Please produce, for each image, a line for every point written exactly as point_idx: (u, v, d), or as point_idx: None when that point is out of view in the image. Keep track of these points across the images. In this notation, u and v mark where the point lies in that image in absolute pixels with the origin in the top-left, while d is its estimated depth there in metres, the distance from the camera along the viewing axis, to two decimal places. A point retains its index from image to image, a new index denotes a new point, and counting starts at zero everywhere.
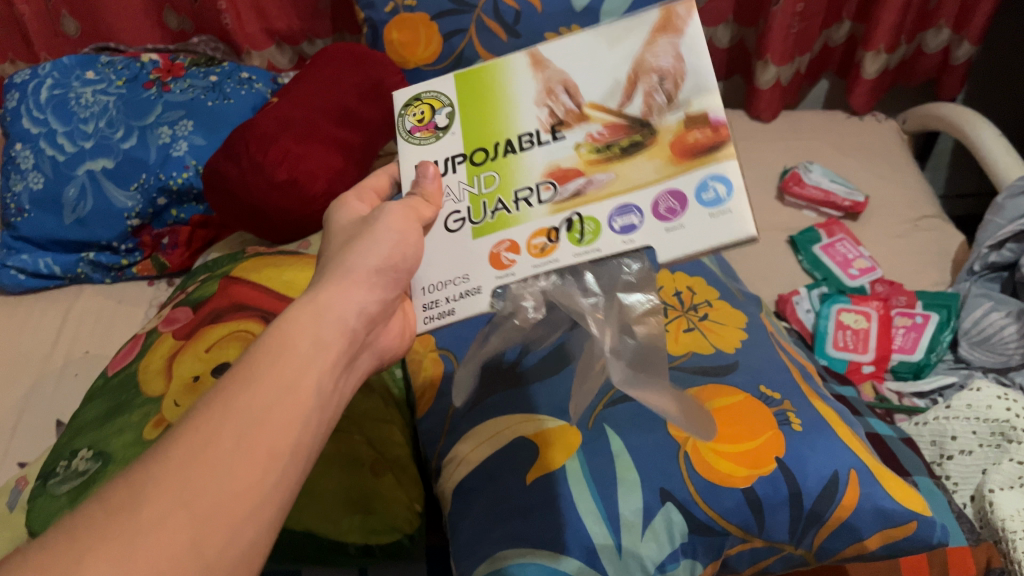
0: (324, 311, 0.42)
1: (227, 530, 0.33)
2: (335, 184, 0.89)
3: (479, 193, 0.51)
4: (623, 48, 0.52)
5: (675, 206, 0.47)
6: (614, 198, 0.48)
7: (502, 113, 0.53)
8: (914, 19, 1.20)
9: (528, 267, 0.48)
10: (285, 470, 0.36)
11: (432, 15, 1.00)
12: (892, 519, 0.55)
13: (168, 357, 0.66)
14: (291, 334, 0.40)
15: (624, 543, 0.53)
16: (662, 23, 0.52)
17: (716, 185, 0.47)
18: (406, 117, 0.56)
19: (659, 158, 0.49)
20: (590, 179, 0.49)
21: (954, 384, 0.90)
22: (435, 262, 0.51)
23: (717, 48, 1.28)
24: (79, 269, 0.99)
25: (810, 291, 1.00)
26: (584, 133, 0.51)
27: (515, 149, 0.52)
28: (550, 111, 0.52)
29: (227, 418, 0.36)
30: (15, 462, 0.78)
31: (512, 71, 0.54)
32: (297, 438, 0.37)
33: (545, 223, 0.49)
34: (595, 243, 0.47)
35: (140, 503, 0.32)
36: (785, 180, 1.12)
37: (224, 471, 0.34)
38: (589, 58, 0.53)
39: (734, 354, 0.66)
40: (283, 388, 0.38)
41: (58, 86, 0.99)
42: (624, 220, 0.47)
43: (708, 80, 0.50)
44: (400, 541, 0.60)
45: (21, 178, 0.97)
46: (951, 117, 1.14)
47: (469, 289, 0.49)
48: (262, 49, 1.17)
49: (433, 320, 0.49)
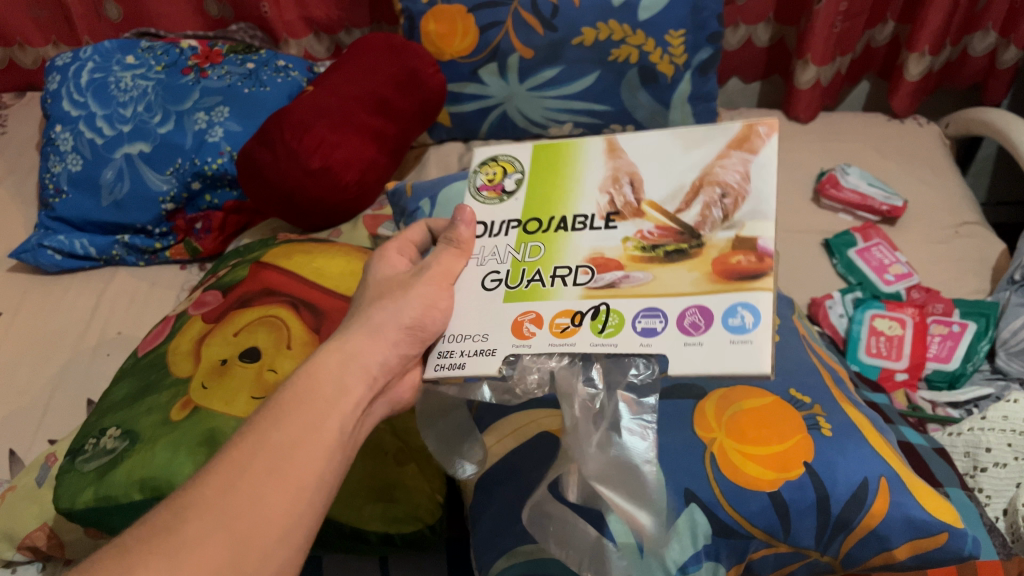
0: (348, 357, 0.48)
1: (261, 550, 0.39)
2: (365, 173, 0.92)
3: (523, 260, 0.54)
4: (696, 155, 0.55)
5: (700, 321, 0.46)
6: (644, 299, 0.48)
7: (564, 193, 0.56)
8: (960, 22, 1.18)
9: (546, 342, 0.48)
10: (312, 500, 0.42)
11: (469, 8, 1.00)
12: (923, 529, 0.54)
13: (198, 340, 0.66)
14: (316, 379, 0.46)
15: (646, 542, 0.53)
16: (741, 139, 0.55)
17: (743, 313, 0.46)
18: (479, 176, 0.60)
19: (698, 271, 0.49)
20: (628, 274, 0.50)
21: (990, 396, 0.88)
22: (462, 313, 0.52)
23: (757, 47, 1.26)
24: (114, 251, 1.00)
25: (844, 296, 0.98)
26: (637, 227, 0.53)
27: (567, 228, 0.54)
28: (609, 199, 0.55)
29: (258, 452, 0.42)
30: (46, 438, 0.80)
31: (589, 153, 0.58)
32: (321, 473, 0.43)
33: (574, 305, 0.50)
34: (613, 338, 0.47)
35: (183, 523, 0.38)
36: (821, 182, 1.10)
37: (259, 499, 0.40)
38: (662, 155, 0.57)
39: (766, 356, 0.64)
40: (307, 427, 0.44)
41: (99, 70, 1.01)
42: (647, 322, 0.47)
43: (767, 208, 0.51)
44: (422, 531, 0.60)
45: (60, 159, 0.99)
46: (996, 122, 1.11)
47: (484, 348, 0.49)
48: (300, 37, 1.18)
49: (442, 370, 0.49)
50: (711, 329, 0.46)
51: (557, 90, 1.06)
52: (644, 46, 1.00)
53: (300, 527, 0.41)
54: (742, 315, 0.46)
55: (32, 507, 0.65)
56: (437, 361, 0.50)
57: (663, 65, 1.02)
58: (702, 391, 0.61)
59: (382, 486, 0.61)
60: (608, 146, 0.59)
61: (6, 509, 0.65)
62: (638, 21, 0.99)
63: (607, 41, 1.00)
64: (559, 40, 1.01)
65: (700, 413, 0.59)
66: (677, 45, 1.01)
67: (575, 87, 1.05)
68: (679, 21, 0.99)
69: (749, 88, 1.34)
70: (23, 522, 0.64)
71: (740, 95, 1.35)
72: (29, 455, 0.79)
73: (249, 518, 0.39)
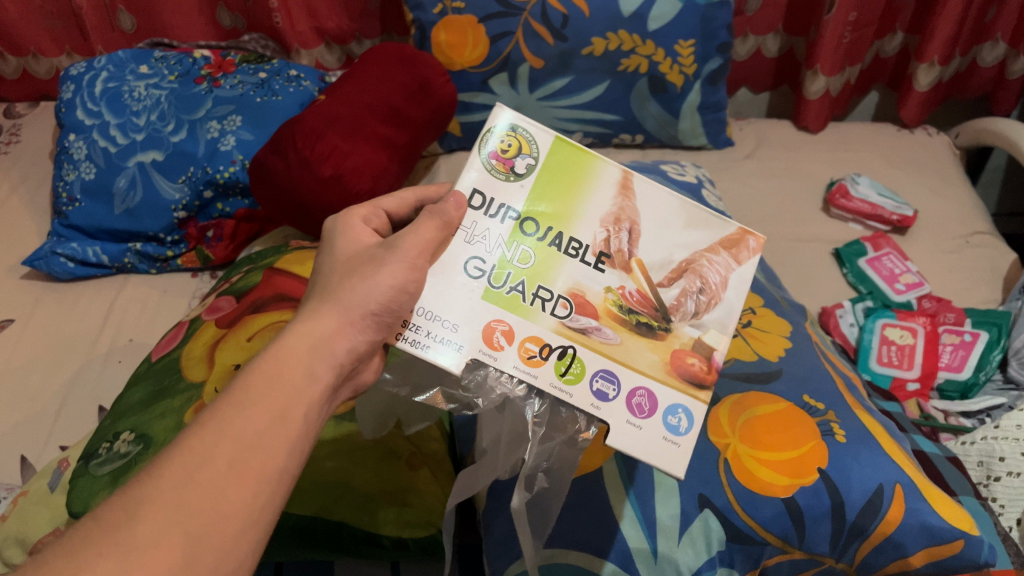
0: (319, 343, 0.44)
1: (218, 550, 0.36)
2: (377, 182, 0.91)
3: (510, 261, 0.51)
4: (693, 234, 0.54)
5: (645, 406, 0.49)
6: (604, 359, 0.50)
7: (564, 207, 0.53)
8: (969, 32, 1.18)
9: (510, 363, 0.49)
10: (272, 492, 0.39)
11: (480, 18, 1.00)
12: (939, 537, 0.53)
13: (211, 345, 0.67)
14: (286, 363, 0.42)
15: (660, 548, 0.53)
16: (734, 239, 0.55)
17: (682, 416, 0.49)
18: (496, 139, 0.52)
19: (657, 354, 0.51)
20: (600, 328, 0.51)
21: (1003, 405, 0.88)
22: (443, 293, 0.50)
23: (766, 57, 1.27)
24: (126, 259, 1.00)
25: (854, 305, 0.98)
26: (620, 281, 0.52)
27: (559, 249, 0.52)
28: (606, 238, 0.52)
29: (221, 440, 0.39)
30: (58, 445, 0.80)
31: (599, 181, 0.54)
32: (284, 465, 0.40)
33: (545, 336, 0.50)
34: (570, 387, 0.49)
35: (136, 522, 0.35)
36: (831, 191, 1.11)
37: (216, 494, 0.37)
38: (660, 220, 0.54)
39: (778, 362, 0.64)
40: (274, 416, 0.40)
41: (113, 79, 1.02)
42: (602, 384, 0.49)
43: (731, 321, 0.53)
44: (433, 537, 0.60)
45: (73, 168, 1.00)
46: (1004, 131, 1.12)
47: (452, 339, 0.49)
48: (312, 47, 1.19)
49: (404, 342, 0.48)
50: (652, 420, 0.49)
51: (567, 100, 1.07)
52: (654, 56, 1.02)
53: (262, 522, 0.38)
54: (680, 417, 0.49)
55: (43, 513, 0.64)
56: (404, 329, 0.49)
57: (673, 75, 1.04)
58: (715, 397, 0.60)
59: (397, 490, 0.61)
60: (625, 181, 0.54)
61: (19, 516, 0.65)
62: (648, 31, 1.00)
63: (617, 51, 1.01)
64: (569, 50, 1.01)
65: (714, 418, 0.58)
66: (687, 54, 1.03)
67: (586, 96, 1.06)
68: (691, 31, 1.01)
69: (758, 98, 1.35)
70: (34, 526, 0.63)
71: (748, 105, 1.36)
72: (40, 461, 0.79)
73: (205, 514, 0.36)
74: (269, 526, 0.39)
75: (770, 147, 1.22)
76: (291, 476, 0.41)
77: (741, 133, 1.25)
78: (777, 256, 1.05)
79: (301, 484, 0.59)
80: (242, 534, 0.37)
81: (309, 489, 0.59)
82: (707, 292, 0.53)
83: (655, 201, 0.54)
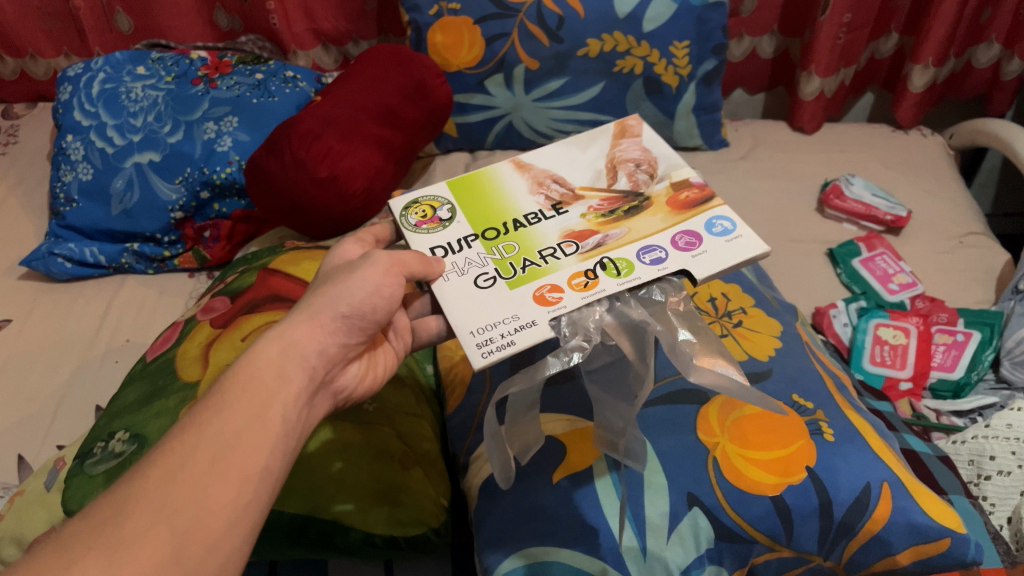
0: (289, 345, 0.46)
1: (205, 545, 0.36)
2: (372, 183, 0.92)
3: (503, 258, 0.55)
4: (594, 148, 0.64)
5: (692, 240, 0.53)
6: (635, 242, 0.54)
7: (500, 205, 0.59)
8: (964, 34, 1.19)
9: (577, 298, 0.50)
10: (258, 491, 0.39)
11: (476, 19, 1.01)
12: (926, 535, 0.54)
13: (206, 345, 0.67)
14: (257, 367, 0.44)
15: (649, 545, 0.53)
16: (621, 131, 0.65)
17: (723, 222, 0.55)
18: (410, 215, 0.59)
19: (661, 212, 0.56)
20: (607, 234, 0.55)
21: (994, 405, 0.89)
22: (476, 309, 0.51)
23: (761, 58, 1.27)
24: (123, 259, 1.01)
25: (847, 304, 0.98)
26: (586, 207, 0.58)
27: (524, 225, 0.57)
28: (546, 197, 0.60)
29: (202, 442, 0.39)
30: (55, 444, 0.81)
31: (503, 174, 0.62)
32: (267, 463, 0.40)
33: (580, 268, 0.53)
34: (634, 273, 0.51)
35: (122, 519, 0.35)
36: (826, 192, 1.11)
37: (200, 492, 0.37)
38: (568, 159, 0.63)
39: (768, 362, 0.65)
40: (253, 416, 0.41)
41: (110, 80, 1.03)
42: (652, 255, 0.53)
43: (676, 158, 0.61)
44: (426, 535, 0.61)
45: (71, 168, 1.01)
46: (999, 133, 1.12)
47: (523, 323, 0.50)
48: (308, 49, 1.19)
49: (492, 353, 0.48)
50: (705, 241, 0.53)
51: (563, 101, 1.07)
52: (649, 57, 1.02)
53: (247, 518, 0.38)
54: (720, 224, 0.55)
55: (39, 511, 0.65)
56: (479, 348, 0.49)
57: (668, 76, 1.05)
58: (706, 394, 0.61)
59: (390, 489, 0.61)
60: (517, 161, 0.64)
61: (15, 514, 0.65)
62: (642, 33, 1.00)
63: (613, 52, 1.02)
64: (564, 51, 1.02)
65: (704, 416, 0.59)
66: (681, 56, 1.03)
67: (582, 97, 1.06)
68: (686, 33, 1.01)
69: (754, 99, 1.35)
70: (32, 525, 0.64)
71: (745, 106, 1.36)
72: (37, 460, 0.79)
73: (191, 510, 0.36)
74: (255, 525, 0.39)
75: (765, 148, 1.23)
76: (275, 475, 0.41)
77: (737, 134, 1.26)
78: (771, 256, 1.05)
79: (293, 483, 0.59)
80: (226, 531, 0.37)
81: (301, 488, 0.59)
82: (639, 165, 0.61)
83: (548, 153, 0.64)
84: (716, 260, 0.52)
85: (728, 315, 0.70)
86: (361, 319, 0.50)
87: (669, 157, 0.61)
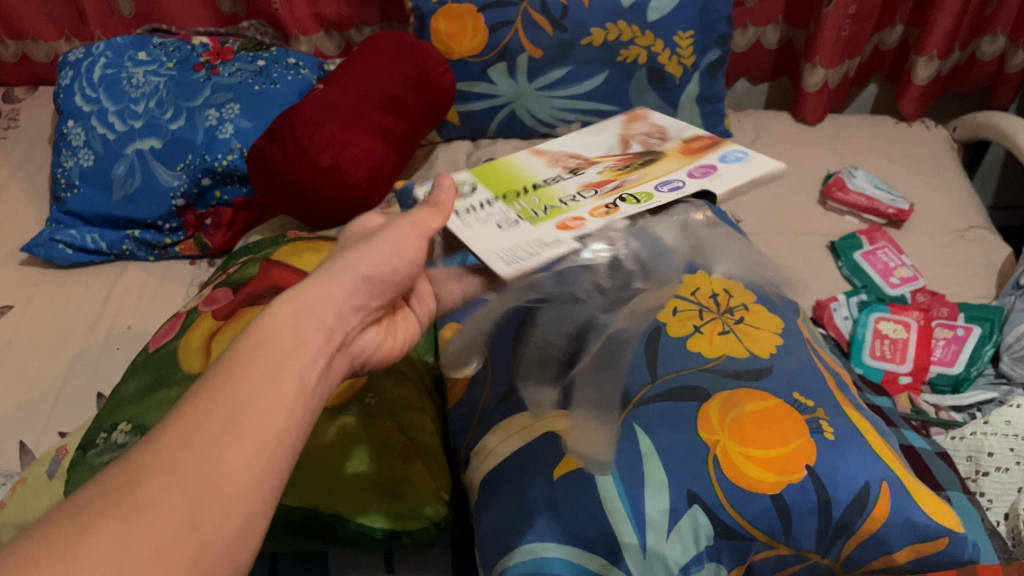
0: (303, 306, 0.43)
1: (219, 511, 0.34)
2: (374, 171, 0.92)
3: (525, 207, 0.56)
4: (604, 135, 0.65)
5: (706, 169, 0.55)
6: (657, 177, 0.55)
7: (520, 174, 0.60)
8: (970, 25, 1.18)
9: (601, 224, 0.52)
10: (274, 456, 0.37)
11: (480, 7, 1.01)
12: (923, 534, 0.55)
13: (208, 336, 0.67)
14: (270, 329, 0.40)
15: (649, 542, 0.54)
16: (631, 119, 0.67)
17: (734, 153, 0.57)
18: None
19: (678, 159, 0.58)
20: (624, 179, 0.56)
21: (993, 400, 0.88)
22: (494, 239, 0.53)
23: (766, 48, 1.27)
24: (124, 246, 1.01)
25: (849, 298, 0.98)
26: (603, 167, 0.59)
27: (545, 185, 0.59)
28: (563, 168, 0.61)
29: (214, 407, 0.36)
30: (56, 430, 0.81)
31: (522, 156, 0.63)
32: (283, 424, 0.38)
33: (601, 203, 0.54)
34: (654, 199, 0.53)
35: (137, 483, 0.33)
36: (828, 184, 1.11)
37: (213, 458, 0.35)
38: (579, 142, 0.64)
39: (769, 360, 0.65)
40: (264, 378, 0.38)
41: (111, 66, 1.02)
42: (671, 185, 0.54)
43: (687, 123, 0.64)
44: (427, 530, 0.60)
45: (72, 154, 1.00)
46: (1002, 126, 1.12)
47: (549, 241, 0.51)
48: (311, 34, 1.18)
49: (521, 264, 0.50)
50: (721, 166, 0.55)
51: (566, 90, 1.06)
52: (653, 47, 1.02)
53: (264, 483, 0.36)
54: (732, 153, 0.57)
55: (42, 500, 0.65)
56: (507, 260, 0.50)
57: (672, 66, 1.04)
58: (706, 392, 0.61)
59: (390, 482, 0.61)
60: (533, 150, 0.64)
61: (18, 502, 0.66)
62: (647, 22, 1.01)
63: (617, 41, 1.02)
64: (568, 41, 1.02)
65: (704, 414, 0.59)
66: (686, 46, 1.03)
67: (584, 87, 1.05)
68: (689, 23, 1.01)
69: (757, 89, 1.34)
70: (34, 513, 0.64)
71: (747, 96, 1.35)
72: (38, 446, 0.79)
73: (204, 477, 0.34)
74: None
75: (768, 139, 1.23)
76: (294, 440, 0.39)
77: (740, 125, 1.26)
78: (773, 249, 1.05)
79: (297, 476, 0.60)
80: None
81: (306, 481, 0.60)
82: (657, 131, 0.64)
83: (561, 142, 0.65)
84: (733, 171, 0.55)
85: (730, 310, 0.69)
86: (378, 281, 0.48)
87: (672, 121, 0.65)
